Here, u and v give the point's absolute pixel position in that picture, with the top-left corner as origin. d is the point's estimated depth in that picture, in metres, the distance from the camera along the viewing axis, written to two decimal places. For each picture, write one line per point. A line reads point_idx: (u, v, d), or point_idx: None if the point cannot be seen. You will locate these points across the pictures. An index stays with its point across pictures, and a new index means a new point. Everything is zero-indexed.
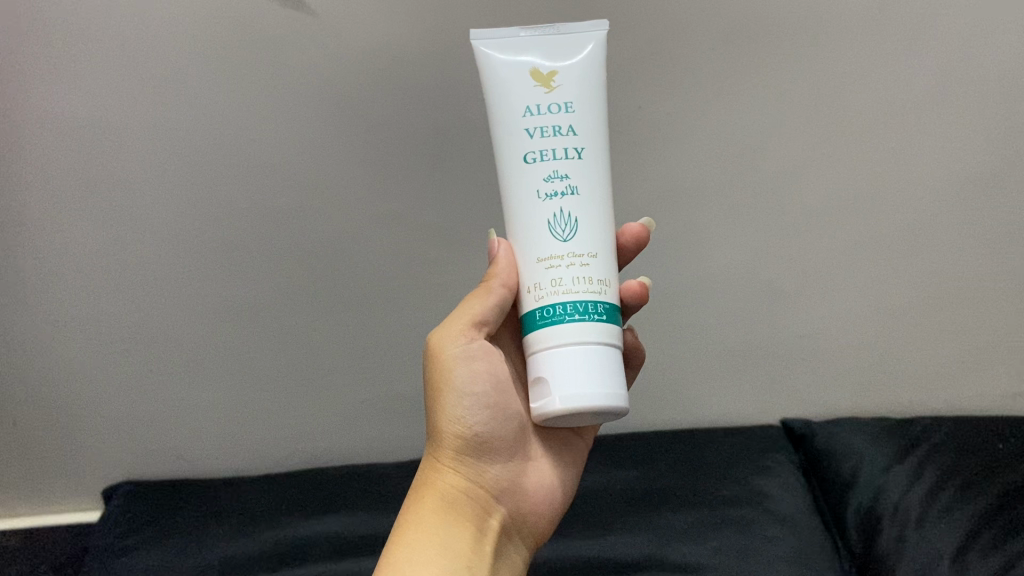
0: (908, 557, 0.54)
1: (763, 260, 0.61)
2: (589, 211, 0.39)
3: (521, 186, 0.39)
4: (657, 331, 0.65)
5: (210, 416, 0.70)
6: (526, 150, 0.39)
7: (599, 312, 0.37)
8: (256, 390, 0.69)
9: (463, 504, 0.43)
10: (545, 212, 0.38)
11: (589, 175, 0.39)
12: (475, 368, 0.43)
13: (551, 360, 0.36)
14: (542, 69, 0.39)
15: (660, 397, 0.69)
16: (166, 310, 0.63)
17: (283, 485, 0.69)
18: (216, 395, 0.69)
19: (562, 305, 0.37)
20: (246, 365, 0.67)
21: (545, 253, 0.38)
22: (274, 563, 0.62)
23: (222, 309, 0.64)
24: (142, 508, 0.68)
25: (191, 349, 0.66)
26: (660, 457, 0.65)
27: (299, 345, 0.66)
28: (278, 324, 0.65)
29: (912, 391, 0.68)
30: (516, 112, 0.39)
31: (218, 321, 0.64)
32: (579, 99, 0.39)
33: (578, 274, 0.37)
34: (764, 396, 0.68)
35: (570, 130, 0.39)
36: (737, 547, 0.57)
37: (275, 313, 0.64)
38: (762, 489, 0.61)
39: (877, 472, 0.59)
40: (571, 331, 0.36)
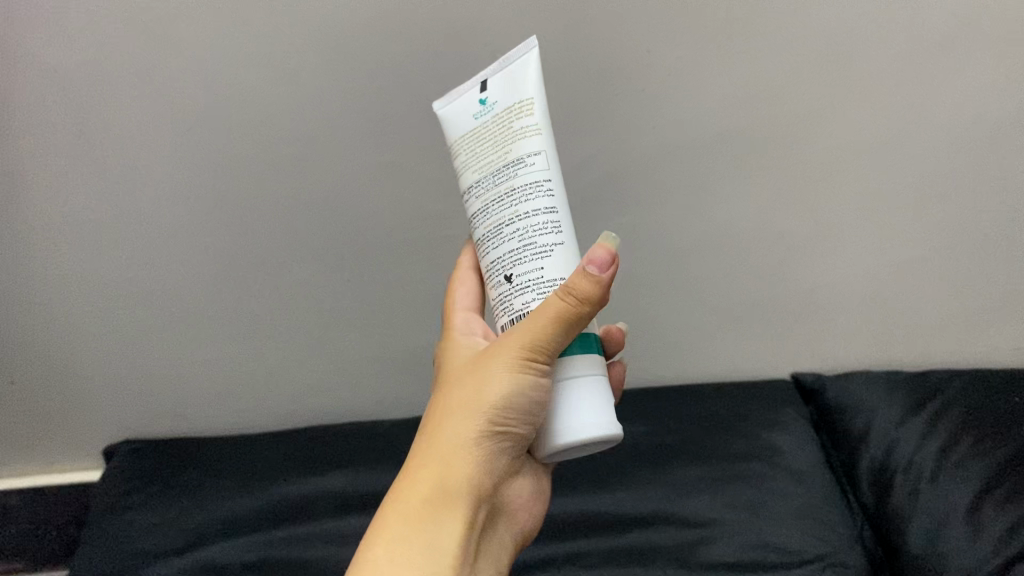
0: (923, 510, 0.53)
1: (775, 211, 0.59)
2: None
3: None
4: (664, 287, 0.64)
5: (210, 374, 0.69)
6: None
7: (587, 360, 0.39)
8: (257, 348, 0.68)
9: (458, 503, 0.37)
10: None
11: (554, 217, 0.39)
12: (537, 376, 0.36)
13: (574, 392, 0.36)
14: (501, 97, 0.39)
15: (668, 350, 0.68)
16: (164, 267, 0.62)
17: (286, 441, 0.68)
18: (216, 353, 0.68)
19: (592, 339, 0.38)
20: (244, 324, 0.66)
21: None
22: (276, 521, 0.61)
23: (221, 265, 0.62)
24: (142, 467, 0.66)
25: (189, 305, 0.64)
26: (668, 411, 0.65)
27: (300, 302, 0.65)
28: (278, 280, 0.63)
29: (922, 345, 0.67)
30: None
31: (217, 278, 0.63)
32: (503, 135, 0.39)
33: None
34: (772, 348, 0.68)
35: None
36: (750, 503, 0.56)
37: (276, 269, 0.63)
38: (774, 443, 0.61)
39: (890, 426, 0.59)
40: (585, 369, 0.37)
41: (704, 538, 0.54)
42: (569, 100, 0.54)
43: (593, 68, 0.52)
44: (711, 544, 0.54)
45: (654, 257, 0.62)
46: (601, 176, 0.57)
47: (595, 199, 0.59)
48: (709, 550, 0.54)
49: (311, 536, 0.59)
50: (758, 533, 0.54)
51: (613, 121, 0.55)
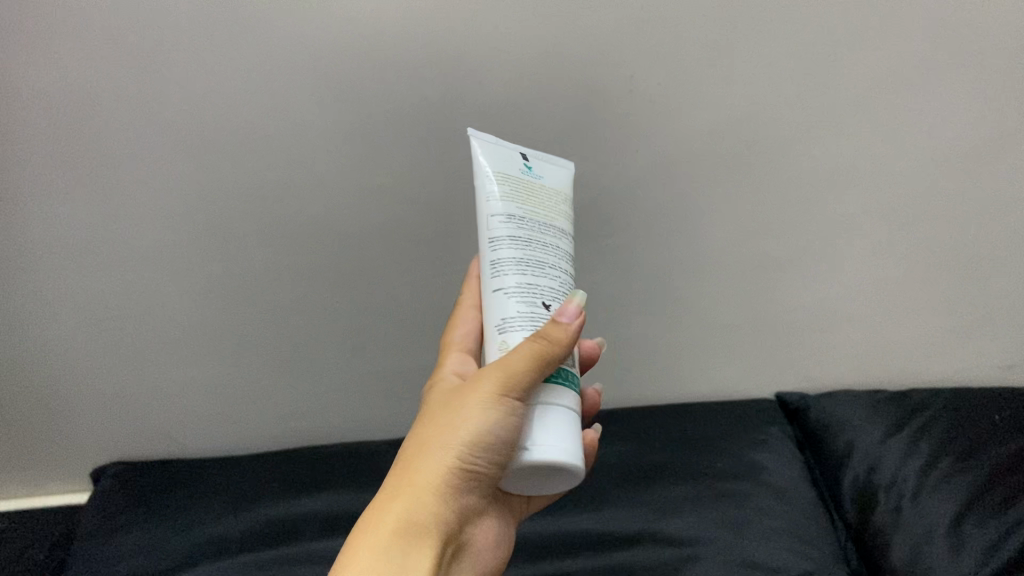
0: (907, 526, 0.54)
1: (758, 233, 0.60)
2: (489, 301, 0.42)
3: None
4: (650, 308, 0.65)
5: (199, 396, 0.70)
6: None
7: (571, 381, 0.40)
8: (245, 370, 0.68)
9: (426, 534, 0.39)
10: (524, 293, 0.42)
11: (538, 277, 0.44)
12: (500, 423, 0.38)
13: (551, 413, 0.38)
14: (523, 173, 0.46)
15: (655, 371, 0.69)
16: (155, 289, 0.62)
17: (275, 462, 0.68)
18: (205, 376, 0.68)
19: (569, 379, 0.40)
20: (234, 346, 0.66)
21: None
22: (263, 542, 0.60)
23: (209, 287, 0.62)
24: (131, 489, 0.66)
25: (178, 328, 0.65)
26: (655, 430, 0.65)
27: (289, 325, 0.65)
28: (267, 302, 0.64)
29: (905, 364, 0.68)
30: None
31: (207, 300, 0.63)
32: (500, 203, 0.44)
33: None
34: (757, 368, 0.69)
35: None
36: (736, 522, 0.57)
37: (265, 291, 0.63)
38: (758, 462, 0.61)
39: (873, 444, 0.60)
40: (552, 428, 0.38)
41: (690, 556, 0.55)
42: (555, 124, 0.54)
43: (578, 94, 0.53)
44: (697, 562, 0.54)
45: (641, 278, 0.63)
46: (589, 198, 0.58)
47: (583, 220, 0.60)
48: (695, 567, 0.54)
49: (298, 556, 0.59)
50: (743, 551, 0.54)
51: (598, 145, 0.56)
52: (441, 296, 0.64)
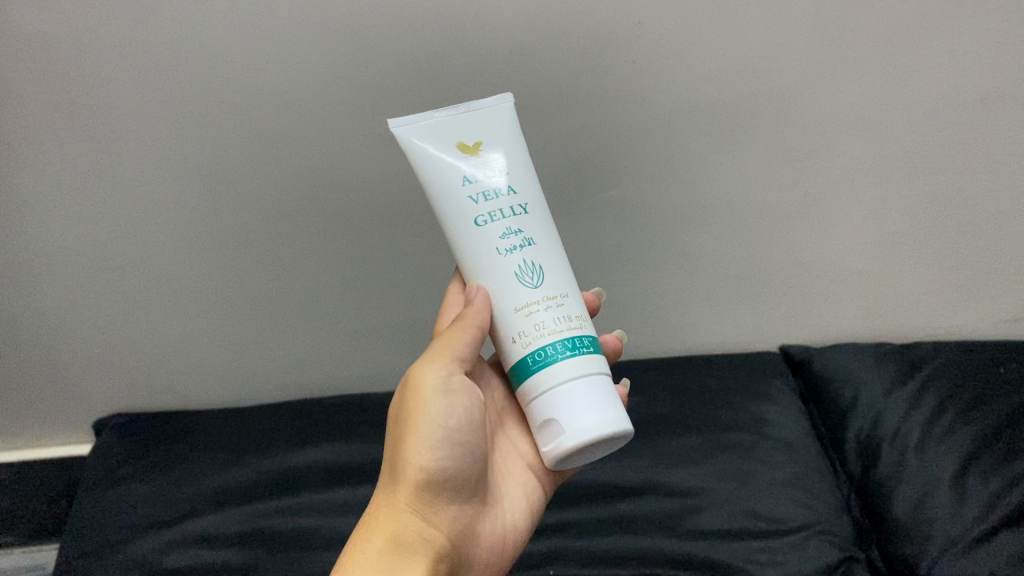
0: (909, 480, 0.54)
1: (764, 183, 0.59)
2: (549, 256, 0.40)
3: (480, 249, 0.39)
4: (657, 259, 0.64)
5: (200, 347, 0.69)
6: (475, 215, 0.39)
7: (587, 345, 0.38)
8: (245, 321, 0.67)
9: (409, 552, 0.38)
10: (492, 232, 0.39)
11: (541, 231, 0.40)
12: (455, 404, 0.40)
13: (568, 394, 0.37)
14: (466, 142, 0.40)
15: (656, 322, 0.69)
16: (154, 238, 0.61)
17: (275, 411, 0.66)
18: (205, 326, 0.68)
19: (553, 345, 0.38)
20: (237, 295, 0.66)
21: (522, 301, 0.39)
22: (265, 492, 0.59)
23: (208, 236, 0.62)
24: (133, 439, 0.65)
25: (178, 277, 0.64)
26: (661, 378, 0.65)
27: (290, 275, 0.65)
28: (267, 252, 0.63)
29: (907, 317, 0.68)
30: (457, 188, 0.39)
31: (207, 249, 0.62)
32: (507, 160, 0.40)
33: (557, 314, 0.39)
34: (759, 321, 0.68)
35: (510, 191, 0.40)
36: (739, 472, 0.57)
37: (264, 241, 0.62)
38: (762, 414, 0.61)
39: (876, 396, 0.59)
40: (569, 371, 0.37)
41: (692, 507, 0.55)
42: (558, 69, 0.53)
43: (584, 39, 0.52)
44: (699, 513, 0.55)
45: (649, 228, 0.62)
46: (596, 147, 0.58)
47: (591, 169, 0.59)
48: (698, 519, 0.54)
49: (299, 506, 0.58)
50: (746, 503, 0.55)
51: (602, 92, 0.54)
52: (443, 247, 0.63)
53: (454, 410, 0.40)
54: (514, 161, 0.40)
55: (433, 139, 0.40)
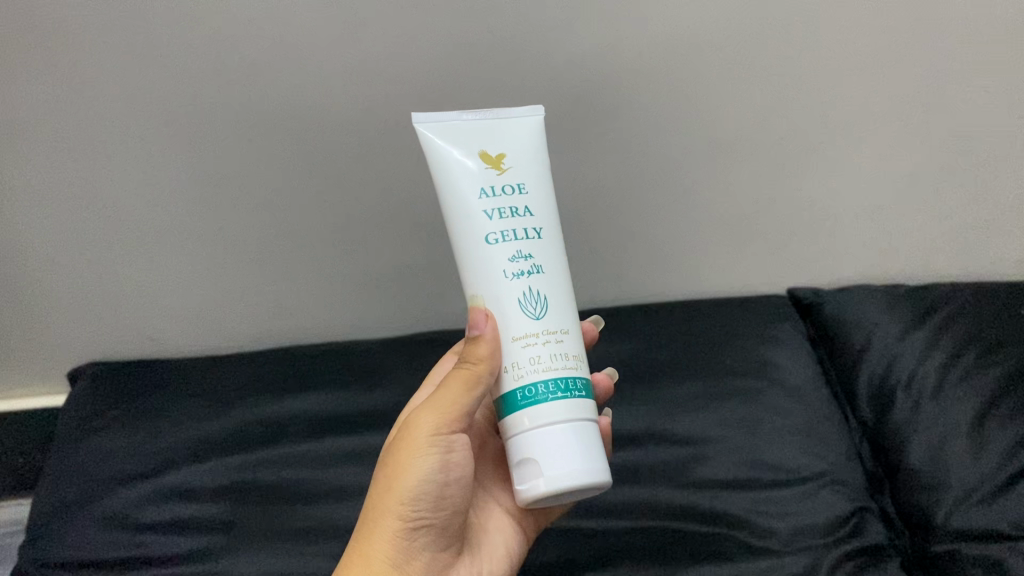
0: (925, 425, 0.51)
1: (777, 116, 0.55)
2: (557, 287, 0.36)
3: (484, 268, 0.36)
4: (662, 201, 0.60)
5: (171, 298, 0.64)
6: (486, 231, 0.36)
7: (580, 389, 0.34)
8: (217, 271, 0.62)
9: None
10: (502, 251, 0.35)
11: (554, 259, 0.36)
12: (447, 460, 0.38)
13: (550, 436, 0.33)
14: (489, 151, 0.37)
15: (657, 265, 0.65)
16: (114, 185, 0.56)
17: (258, 360, 0.62)
18: (175, 277, 0.62)
19: (542, 384, 0.34)
20: (207, 245, 0.60)
21: (519, 331, 0.35)
22: (248, 443, 0.56)
23: (172, 182, 0.56)
24: (110, 386, 0.62)
25: (142, 225, 0.59)
26: (664, 323, 0.61)
27: (261, 223, 0.59)
28: (235, 199, 0.57)
29: (924, 257, 0.64)
30: (472, 199, 0.36)
31: (171, 197, 0.57)
32: (530, 179, 0.37)
33: (553, 351, 0.35)
34: (767, 263, 0.64)
35: (528, 211, 0.36)
36: (745, 419, 0.54)
37: (232, 187, 0.56)
38: (770, 359, 0.58)
39: (890, 340, 0.56)
40: (555, 412, 0.34)
41: (696, 456, 0.53)
42: None
43: None
44: (704, 463, 0.52)
45: (656, 165, 0.57)
46: (603, 76, 0.52)
47: (591, 105, 0.53)
48: (703, 469, 0.52)
49: (285, 458, 0.55)
50: (753, 452, 0.52)
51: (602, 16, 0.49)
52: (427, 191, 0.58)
53: (448, 463, 0.38)
54: (538, 182, 0.37)
55: (451, 144, 0.37)
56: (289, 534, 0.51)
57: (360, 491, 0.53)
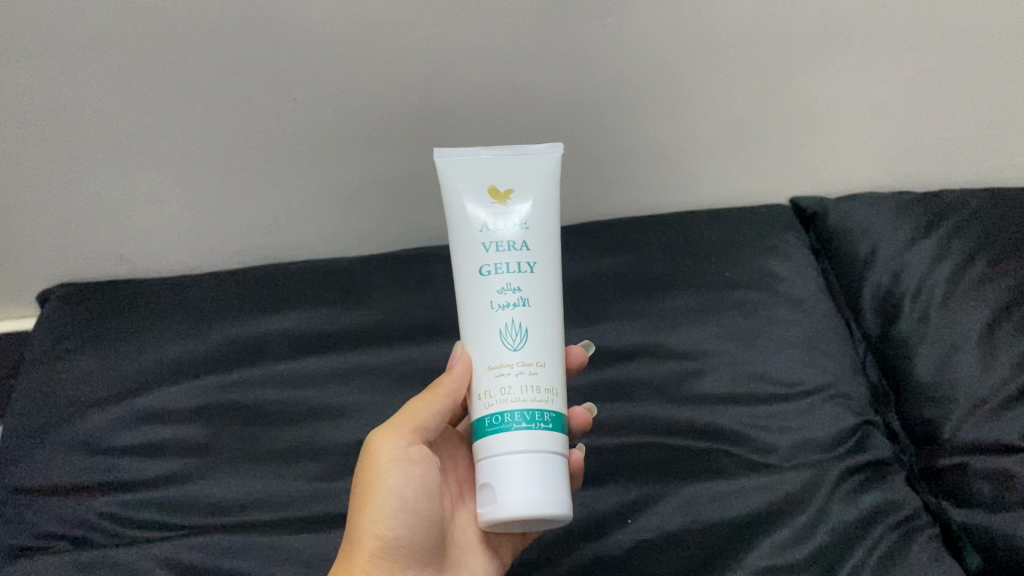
0: (933, 336, 0.49)
1: (785, 8, 0.50)
2: (540, 321, 0.39)
3: (474, 298, 0.39)
4: (665, 99, 0.55)
5: (139, 217, 0.60)
6: (482, 263, 0.40)
7: (547, 422, 0.37)
8: (185, 188, 0.58)
9: None
10: (494, 282, 0.39)
11: (542, 295, 0.39)
12: (410, 473, 0.39)
13: (512, 463, 0.35)
14: (498, 187, 0.40)
15: (656, 179, 0.61)
16: (66, 93, 0.51)
17: (234, 283, 0.58)
18: (141, 195, 0.58)
19: (509, 413, 0.37)
20: (171, 160, 0.56)
21: (494, 360, 0.38)
22: (224, 363, 0.54)
23: (129, 90, 0.51)
24: (81, 305, 0.58)
25: (100, 138, 0.54)
26: (662, 235, 0.58)
27: (228, 135, 0.54)
28: (198, 109, 0.53)
29: (936, 162, 0.61)
30: (474, 232, 0.40)
31: (129, 106, 0.52)
32: (534, 218, 0.40)
33: (525, 381, 0.37)
34: (771, 172, 0.61)
35: (523, 247, 0.40)
36: (746, 332, 0.52)
37: (193, 95, 0.52)
38: (772, 270, 0.55)
39: (898, 249, 0.54)
40: (519, 440, 0.36)
41: (694, 370, 0.50)
42: None
43: None
44: (702, 377, 0.50)
45: (658, 58, 0.52)
46: None
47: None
48: (701, 383, 0.50)
49: (265, 378, 0.53)
50: (754, 365, 0.50)
51: None
52: (408, 98, 0.53)
53: (412, 478, 0.39)
54: (540, 222, 0.40)
55: (460, 180, 0.41)
56: (269, 454, 0.49)
57: (343, 410, 0.51)
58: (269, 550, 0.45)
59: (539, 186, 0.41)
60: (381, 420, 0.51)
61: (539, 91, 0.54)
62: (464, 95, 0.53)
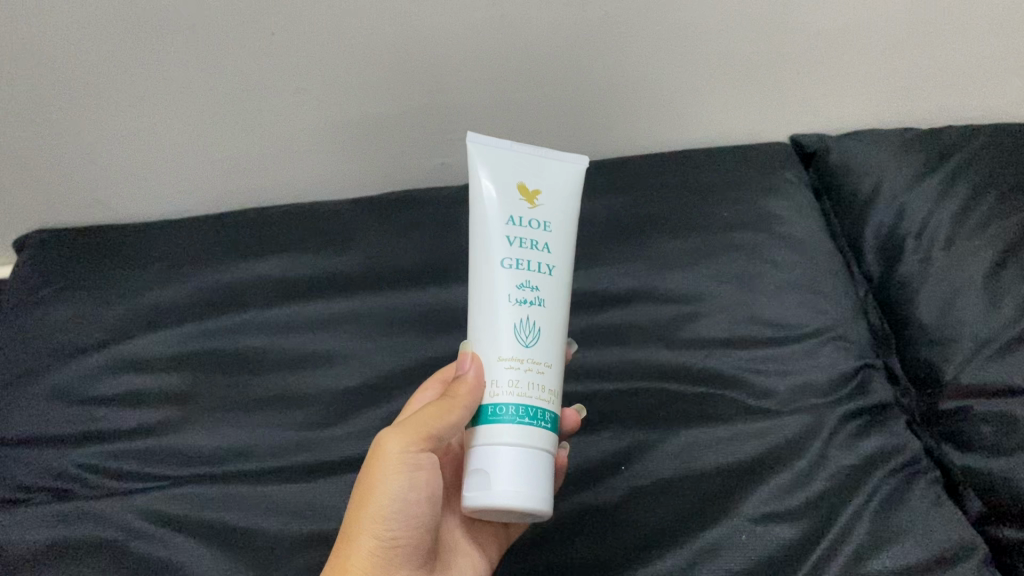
0: (937, 276, 0.48)
1: None
2: (552, 323, 0.38)
3: (491, 287, 0.38)
4: (661, 32, 0.52)
5: (113, 162, 0.58)
6: (504, 254, 0.39)
7: (546, 420, 0.36)
8: (160, 131, 0.55)
9: None
10: (514, 274, 0.38)
11: (557, 299, 0.39)
12: (416, 479, 0.37)
13: (506, 455, 0.34)
14: (527, 184, 0.40)
15: (651, 118, 0.58)
16: (28, 27, 0.49)
17: (219, 224, 0.57)
18: (114, 138, 0.56)
19: (512, 405, 0.35)
20: (143, 101, 0.53)
21: (505, 352, 0.37)
22: (205, 311, 0.52)
23: (95, 24, 0.49)
24: (60, 251, 0.56)
25: (67, 77, 0.52)
26: (656, 176, 0.56)
27: (203, 73, 0.52)
28: (169, 45, 0.50)
29: (940, 99, 0.58)
30: (499, 223, 0.39)
31: (97, 42, 0.50)
32: (557, 221, 0.40)
33: (533, 378, 0.36)
34: (770, 110, 0.59)
35: (546, 247, 0.39)
36: (743, 274, 0.50)
37: (163, 28, 0.49)
38: (771, 210, 0.54)
39: (901, 187, 0.52)
40: (515, 433, 0.35)
41: (690, 314, 0.49)
42: None
43: None
44: (698, 321, 0.49)
45: None
46: None
47: None
48: (697, 327, 0.48)
49: (247, 326, 0.51)
50: (752, 308, 0.49)
51: None
52: (390, 31, 0.51)
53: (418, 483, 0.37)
54: (563, 229, 0.40)
55: (490, 169, 0.40)
56: (252, 403, 0.48)
57: (329, 358, 0.50)
58: (253, 500, 0.44)
59: (564, 195, 0.41)
60: (368, 368, 0.49)
61: (529, 23, 0.51)
62: (450, 28, 0.51)
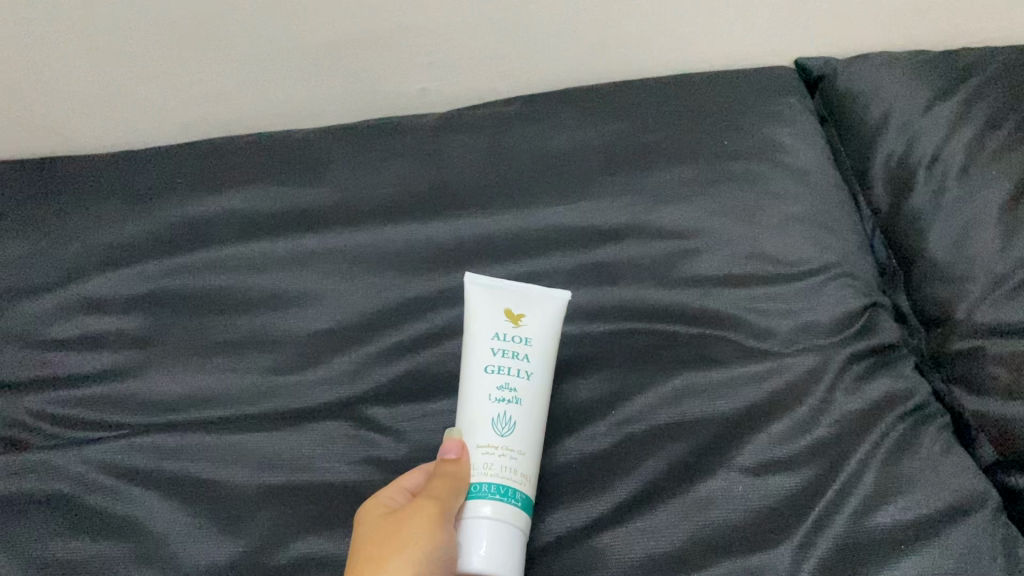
0: (950, 209, 0.44)
1: None
2: (530, 422, 0.39)
3: (472, 391, 0.40)
4: None
5: (64, 91, 0.53)
6: (485, 361, 0.40)
7: (518, 500, 0.36)
8: (114, 55, 0.51)
9: None
10: (491, 383, 0.40)
11: (536, 400, 0.40)
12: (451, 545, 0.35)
13: (479, 527, 0.35)
14: (514, 310, 0.41)
15: (647, 39, 0.54)
16: None
17: (187, 156, 0.53)
18: (64, 65, 0.51)
19: (484, 484, 0.37)
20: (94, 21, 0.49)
21: (480, 440, 0.38)
22: (170, 248, 0.49)
23: None
24: (15, 183, 0.52)
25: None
26: (652, 103, 0.52)
27: None
28: None
29: (955, 18, 0.55)
30: (483, 339, 0.41)
31: None
32: (541, 338, 0.41)
33: (504, 462, 0.37)
34: (774, 31, 0.55)
35: (526, 355, 0.40)
36: (745, 208, 0.47)
37: None
38: (773, 139, 0.50)
39: (913, 114, 0.49)
40: (490, 506, 0.36)
41: (687, 251, 0.46)
42: None
43: None
44: (696, 258, 0.46)
45: None
46: None
47: None
48: (695, 264, 0.45)
49: (215, 263, 0.48)
50: (753, 244, 0.46)
51: None
52: None
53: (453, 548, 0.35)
54: (545, 340, 0.41)
55: (480, 296, 0.42)
56: (220, 347, 0.45)
57: (301, 298, 0.46)
58: (221, 450, 0.41)
59: (549, 321, 0.41)
60: (343, 307, 0.46)
61: None
62: None
